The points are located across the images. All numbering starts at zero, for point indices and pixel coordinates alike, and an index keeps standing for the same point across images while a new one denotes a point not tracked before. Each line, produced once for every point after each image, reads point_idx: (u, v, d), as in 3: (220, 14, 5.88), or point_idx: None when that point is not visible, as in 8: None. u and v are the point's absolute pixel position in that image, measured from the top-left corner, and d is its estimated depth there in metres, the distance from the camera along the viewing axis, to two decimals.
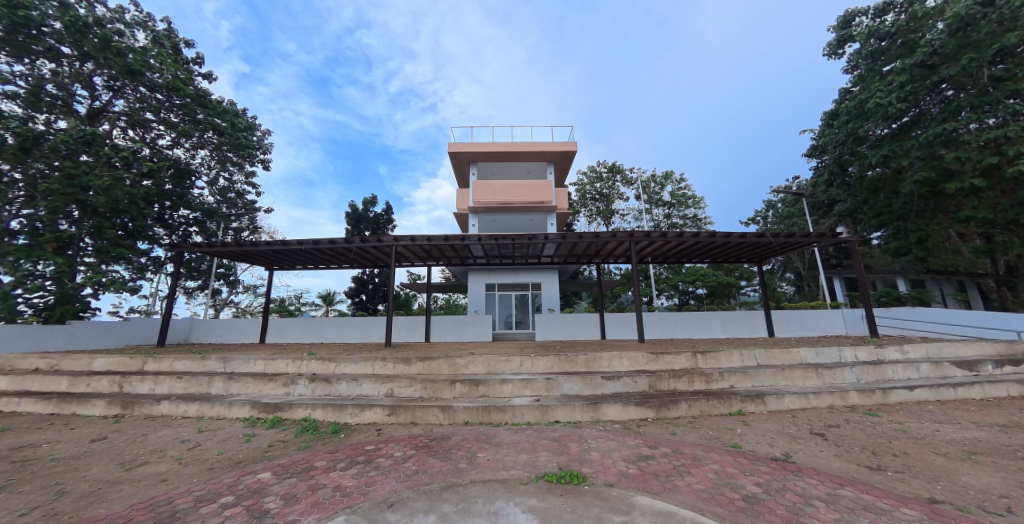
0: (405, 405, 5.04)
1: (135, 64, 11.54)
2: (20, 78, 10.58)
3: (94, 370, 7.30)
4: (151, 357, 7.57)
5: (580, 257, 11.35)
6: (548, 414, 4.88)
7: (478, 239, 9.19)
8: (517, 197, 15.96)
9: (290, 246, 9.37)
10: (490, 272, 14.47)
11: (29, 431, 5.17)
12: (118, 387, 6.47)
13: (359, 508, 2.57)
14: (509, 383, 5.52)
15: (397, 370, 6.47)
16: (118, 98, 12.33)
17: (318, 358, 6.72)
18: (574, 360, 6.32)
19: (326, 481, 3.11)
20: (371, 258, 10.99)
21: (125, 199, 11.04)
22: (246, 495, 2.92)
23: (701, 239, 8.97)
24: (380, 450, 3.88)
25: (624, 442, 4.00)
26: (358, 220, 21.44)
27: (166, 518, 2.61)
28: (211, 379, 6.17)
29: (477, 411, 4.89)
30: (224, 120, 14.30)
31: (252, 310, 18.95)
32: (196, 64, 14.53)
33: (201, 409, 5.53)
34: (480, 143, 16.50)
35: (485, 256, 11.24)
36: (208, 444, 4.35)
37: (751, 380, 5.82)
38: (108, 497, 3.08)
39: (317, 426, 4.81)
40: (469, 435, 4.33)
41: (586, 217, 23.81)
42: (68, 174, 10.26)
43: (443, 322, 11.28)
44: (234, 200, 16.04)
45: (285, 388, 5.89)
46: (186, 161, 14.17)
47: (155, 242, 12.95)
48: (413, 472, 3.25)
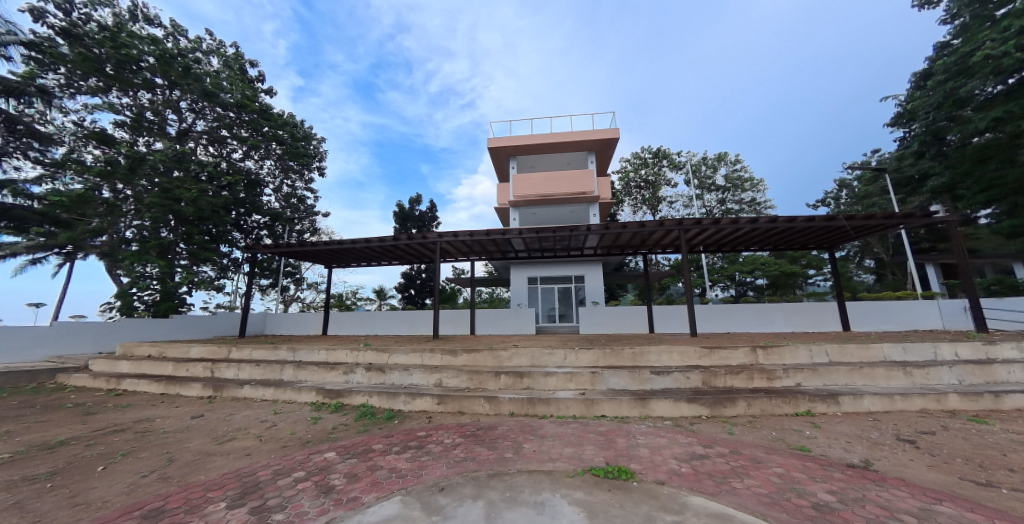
0: (453, 394, 5.24)
1: (211, 87, 13.04)
2: (126, 108, 12.37)
3: (190, 357, 8.46)
4: (233, 346, 8.57)
5: (625, 247, 10.97)
6: (593, 408, 4.81)
7: (519, 233, 9.14)
8: (557, 189, 15.77)
9: (344, 245, 10.03)
10: (532, 266, 14.43)
11: (144, 407, 6.13)
12: (209, 372, 7.43)
13: (413, 490, 2.74)
14: (553, 376, 5.52)
15: (444, 361, 6.73)
16: (200, 119, 13.96)
17: (372, 349, 7.21)
18: (619, 354, 6.17)
19: (383, 463, 3.34)
20: (417, 254, 11.47)
21: (207, 206, 12.54)
22: (314, 471, 3.24)
23: (760, 225, 8.23)
24: (430, 436, 4.07)
25: (675, 439, 3.83)
26: (405, 218, 22.44)
27: (251, 487, 2.97)
28: (282, 367, 6.86)
29: (522, 403, 4.96)
30: (285, 132, 15.69)
31: (314, 305, 20.67)
32: (260, 82, 16.05)
33: (276, 393, 6.17)
34: (518, 136, 16.46)
35: (527, 249, 11.27)
36: (282, 424, 4.86)
37: (821, 378, 5.27)
38: (206, 466, 3.57)
39: (373, 412, 5.17)
40: (515, 426, 4.41)
41: (630, 206, 22.97)
42: (164, 189, 11.82)
43: (487, 315, 11.54)
44: (296, 205, 17.52)
45: (344, 376, 6.40)
46: (256, 171, 15.74)
47: (234, 245, 14.62)
48: (461, 460, 3.36)
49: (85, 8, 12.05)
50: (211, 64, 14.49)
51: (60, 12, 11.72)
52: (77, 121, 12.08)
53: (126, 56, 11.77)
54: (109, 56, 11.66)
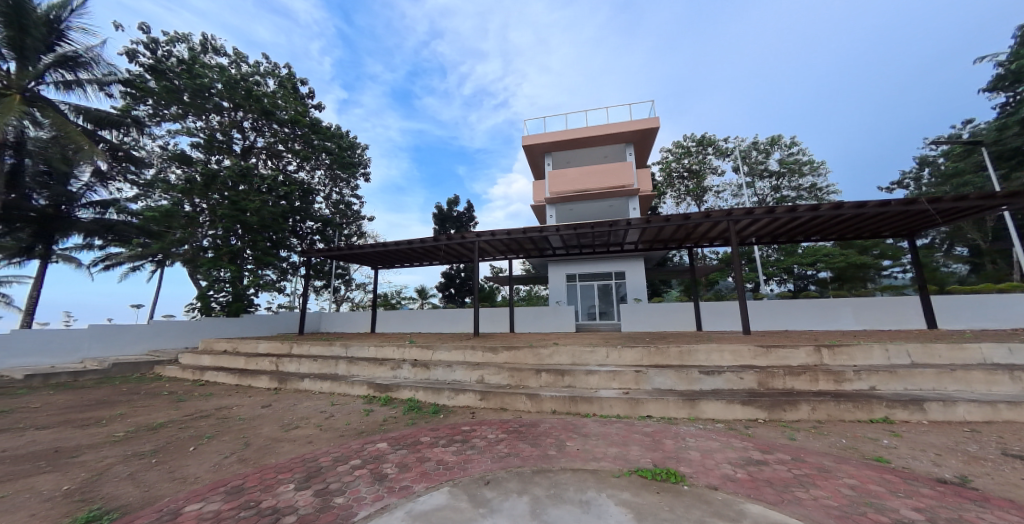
0: (495, 391, 5.34)
1: (269, 106, 14.24)
2: (200, 131, 13.90)
3: (259, 352, 9.36)
4: (294, 342, 9.36)
5: (668, 241, 10.50)
6: (637, 408, 4.68)
7: (557, 230, 9.07)
8: (594, 184, 15.43)
9: (388, 247, 10.53)
10: (570, 263, 14.25)
11: (223, 396, 6.88)
12: (275, 366, 8.17)
13: (459, 482, 2.83)
14: (595, 375, 5.43)
15: (485, 358, 6.86)
16: (260, 136, 15.33)
17: (416, 346, 7.52)
18: (664, 353, 5.93)
19: (430, 455, 3.48)
20: (456, 254, 11.77)
21: (268, 216, 13.75)
22: (368, 460, 3.45)
23: (822, 213, 7.51)
24: (474, 431, 4.19)
25: (728, 443, 3.62)
26: (444, 220, 23.10)
27: (314, 472, 3.23)
28: (337, 362, 7.37)
29: (564, 401, 4.94)
30: (333, 143, 16.80)
31: (363, 304, 21.95)
32: (310, 98, 17.28)
33: (332, 386, 6.64)
34: (553, 132, 16.30)
35: (564, 246, 11.17)
36: (338, 415, 5.22)
37: (902, 381, 4.71)
38: (275, 450, 3.94)
39: (420, 406, 5.40)
40: (557, 424, 4.40)
41: (673, 198, 21.93)
42: (232, 201, 13.12)
43: (526, 313, 11.59)
44: (345, 211, 18.69)
45: (392, 371, 6.75)
46: (309, 181, 16.98)
47: (291, 250, 15.84)
48: (505, 455, 3.42)
49: (166, 45, 13.71)
50: (269, 86, 15.85)
51: (147, 51, 13.43)
52: (163, 145, 13.76)
53: (200, 85, 13.22)
54: (186, 86, 13.16)
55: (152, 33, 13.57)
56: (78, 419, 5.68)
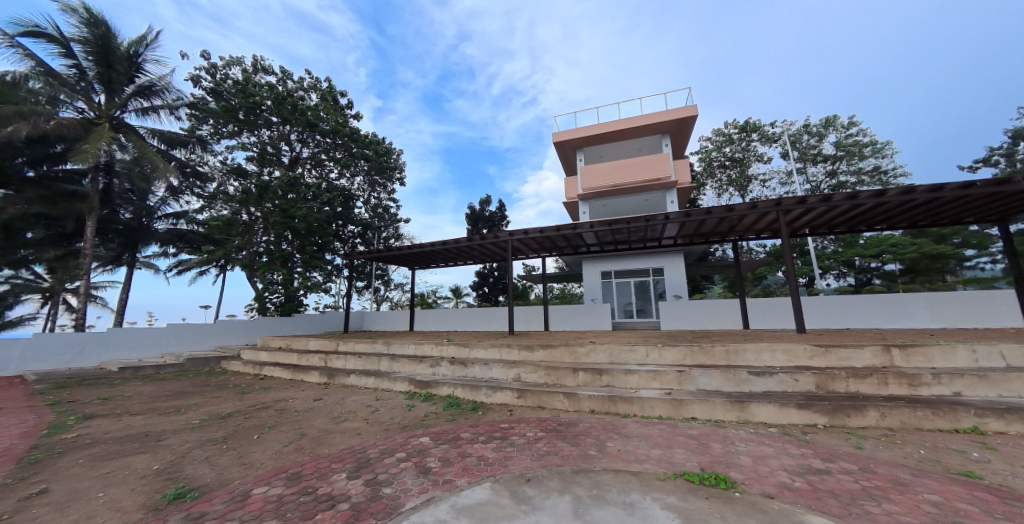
0: (532, 389, 5.35)
1: (312, 119, 15.19)
2: (253, 145, 15.10)
3: (310, 349, 10.03)
4: (340, 340, 9.92)
5: (710, 235, 9.96)
6: (681, 410, 4.49)
7: (590, 227, 8.89)
8: (628, 178, 14.98)
9: (425, 248, 10.85)
10: (605, 260, 13.95)
11: (280, 390, 7.45)
12: (324, 362, 8.70)
13: (501, 478, 2.87)
14: (634, 374, 5.27)
15: (521, 356, 6.89)
16: (305, 147, 16.38)
17: (454, 344, 7.69)
18: (709, 352, 5.65)
19: (471, 451, 3.56)
20: (490, 253, 11.90)
21: (313, 221, 14.68)
22: (412, 453, 3.59)
23: (889, 199, 6.79)
24: (513, 429, 4.22)
25: (784, 449, 3.38)
26: (476, 220, 23.44)
27: (363, 463, 3.42)
28: (380, 359, 7.72)
29: (603, 401, 4.85)
30: (370, 150, 17.57)
31: (401, 303, 22.82)
32: (349, 109, 18.19)
33: (376, 382, 6.97)
34: (584, 127, 16.00)
35: (599, 243, 10.95)
36: (383, 410, 5.48)
37: (993, 387, 4.15)
38: (327, 441, 4.21)
39: (459, 403, 5.53)
40: (596, 423, 4.33)
41: (713, 189, 20.80)
42: (283, 209, 14.15)
43: (560, 311, 11.50)
44: (383, 214, 19.47)
45: (431, 368, 6.96)
46: (349, 187, 17.90)
47: (335, 253, 16.77)
48: (545, 453, 3.42)
49: (224, 69, 15.02)
50: (312, 99, 16.88)
51: (207, 75, 14.77)
52: (222, 161, 15.07)
53: (252, 103, 14.35)
54: (241, 105, 14.34)
55: (211, 58, 14.93)
56: (161, 407, 6.40)
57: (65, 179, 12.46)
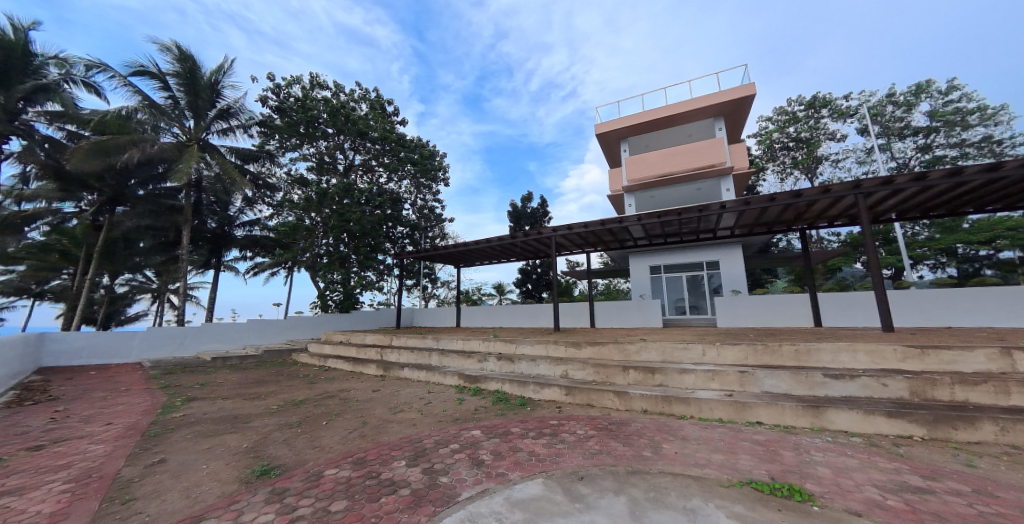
0: (581, 386, 5.27)
1: (362, 127, 16.20)
2: (313, 156, 16.40)
3: (367, 343, 10.75)
4: (394, 335, 10.50)
5: (773, 224, 9.10)
6: (744, 413, 4.18)
7: (638, 220, 8.53)
8: (677, 167, 14.16)
9: (470, 246, 11.11)
10: (654, 255, 13.27)
11: (343, 380, 8.07)
12: (380, 356, 9.26)
13: (553, 475, 2.87)
14: (690, 374, 4.99)
15: (568, 353, 6.82)
16: (358, 155, 17.50)
17: (500, 340, 7.81)
18: (775, 352, 5.19)
19: (522, 446, 3.60)
20: (533, 250, 11.90)
21: (366, 224, 15.68)
22: (465, 445, 3.71)
23: (1005, 174, 5.73)
24: (563, 426, 4.19)
25: (871, 462, 3.01)
26: (518, 217, 23.53)
27: (420, 452, 3.60)
28: (430, 354, 8.06)
29: (656, 401, 4.65)
30: (416, 153, 18.33)
31: (448, 300, 23.60)
32: (395, 115, 19.11)
33: (427, 375, 7.29)
34: (628, 116, 15.37)
35: (647, 236, 10.47)
36: (435, 402, 5.73)
37: None
38: (386, 429, 4.49)
39: (507, 398, 5.62)
40: (650, 424, 4.17)
41: (775, 174, 19.01)
42: (340, 213, 15.25)
43: (607, 308, 11.21)
44: (428, 215, 20.20)
45: (480, 363, 7.13)
46: (398, 190, 18.79)
47: (386, 253, 17.73)
48: (597, 452, 3.36)
49: (286, 88, 16.49)
50: (362, 109, 17.99)
51: (273, 95, 16.29)
52: (287, 172, 16.53)
53: (311, 117, 15.60)
54: (301, 119, 15.66)
55: (275, 79, 16.42)
56: (247, 393, 7.24)
57: (165, 196, 14.42)
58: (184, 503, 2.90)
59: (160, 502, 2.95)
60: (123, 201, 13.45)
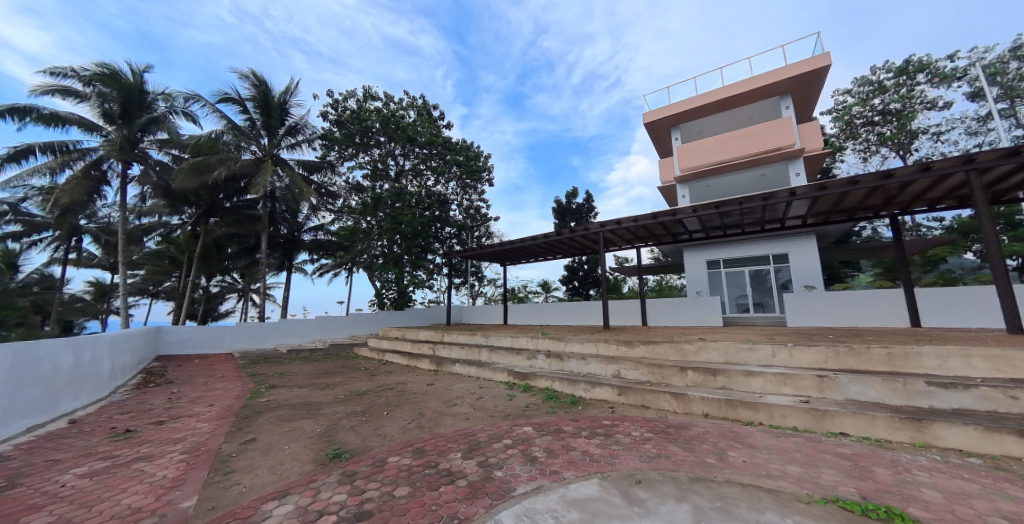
0: (634, 387, 5.09)
1: (411, 134, 17.01)
2: (368, 163, 17.51)
3: (420, 338, 11.30)
4: (444, 332, 10.91)
5: (856, 210, 8.02)
6: (824, 422, 3.75)
7: (692, 211, 8.00)
8: (737, 152, 13.06)
9: (515, 244, 11.19)
10: (710, 249, 12.35)
11: (400, 374, 8.57)
12: (432, 351, 9.68)
13: (609, 477, 2.80)
14: (758, 377, 4.59)
15: (620, 352, 6.61)
16: (407, 160, 18.37)
17: (549, 337, 7.78)
18: (862, 355, 4.59)
19: (575, 445, 3.56)
20: (580, 246, 11.69)
21: (417, 225, 16.45)
22: (518, 441, 3.76)
23: None
24: (617, 427, 4.07)
25: (998, 490, 2.53)
26: (563, 213, 23.19)
27: (474, 445, 3.71)
28: (480, 350, 8.27)
29: (719, 405, 4.34)
30: (462, 155, 18.85)
31: (495, 298, 24.01)
32: (441, 120, 19.78)
33: (478, 371, 7.48)
34: (680, 102, 14.46)
35: (703, 229, 9.78)
36: (487, 397, 5.87)
37: None
38: (442, 422, 4.68)
39: (558, 396, 5.59)
40: (713, 429, 3.90)
41: (858, 153, 16.81)
42: (393, 216, 16.15)
43: (660, 305, 10.68)
44: (474, 215, 20.58)
45: (529, 360, 7.17)
46: (445, 192, 19.43)
47: (435, 253, 18.44)
48: (654, 456, 3.22)
49: (343, 102, 17.80)
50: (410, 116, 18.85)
51: (332, 109, 17.64)
52: (345, 180, 17.81)
53: (365, 127, 16.69)
54: (357, 130, 16.84)
55: (334, 94, 17.75)
56: (318, 383, 7.98)
57: (247, 207, 16.28)
58: (272, 478, 3.28)
59: (253, 476, 3.36)
60: (215, 213, 15.47)
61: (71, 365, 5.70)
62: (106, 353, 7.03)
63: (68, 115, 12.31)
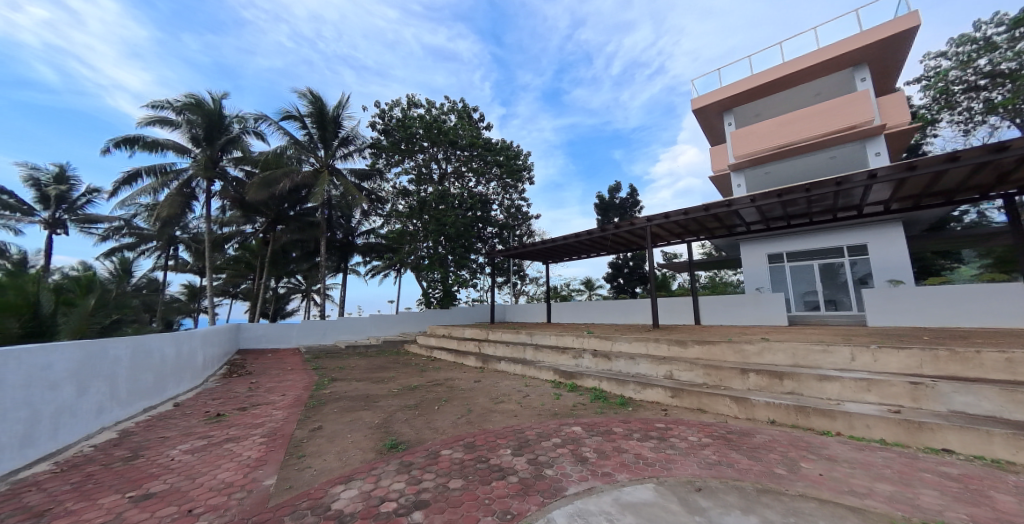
0: (689, 389, 4.83)
1: (453, 137, 17.51)
2: (413, 168, 18.28)
3: (466, 336, 11.62)
4: (488, 330, 11.12)
5: (958, 191, 6.88)
6: (921, 437, 3.28)
7: (751, 201, 7.38)
8: (802, 134, 11.82)
9: (557, 242, 11.09)
10: (772, 241, 11.31)
11: (448, 370, 8.88)
12: (478, 349, 9.90)
13: (665, 482, 2.68)
14: (834, 382, 4.13)
15: (672, 352, 6.29)
16: (450, 163, 18.93)
17: (595, 336, 7.62)
18: (971, 361, 3.93)
19: (627, 447, 3.46)
20: (625, 242, 11.30)
21: (460, 226, 16.89)
22: (567, 440, 3.73)
23: None
24: (671, 430, 3.89)
25: None
26: (606, 209, 22.55)
27: (523, 442, 3.74)
28: (525, 348, 8.31)
29: (787, 411, 3.99)
30: (502, 155, 19.04)
31: (537, 296, 23.99)
32: (481, 121, 20.11)
33: (524, 369, 7.53)
34: (733, 84, 13.41)
35: (763, 220, 8.98)
36: (533, 396, 5.89)
37: None
38: (490, 418, 4.78)
39: (606, 396, 5.47)
40: (782, 437, 3.58)
41: (957, 125, 14.49)
42: (438, 219, 16.77)
43: (714, 303, 10.02)
44: (516, 214, 20.64)
45: (574, 359, 7.08)
46: (486, 192, 19.73)
47: (478, 253, 18.82)
48: (715, 463, 3.03)
49: (389, 111, 18.74)
50: (452, 120, 19.39)
51: (380, 119, 18.64)
52: (393, 185, 18.73)
53: (410, 134, 17.44)
54: (402, 138, 17.64)
55: (380, 105, 18.73)
56: (373, 377, 8.51)
57: (307, 214, 17.75)
58: (339, 464, 3.57)
59: (322, 460, 3.67)
60: (281, 221, 17.07)
61: (173, 356, 6.61)
62: (199, 346, 8.06)
63: (164, 141, 14.24)
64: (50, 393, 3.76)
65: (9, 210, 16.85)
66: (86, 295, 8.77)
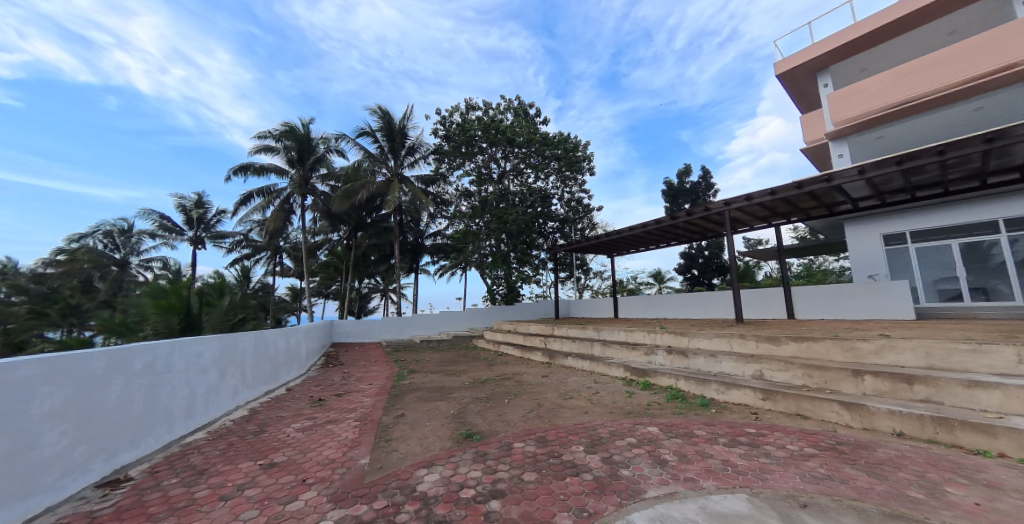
0: (785, 391, 4.29)
1: (510, 136, 17.69)
2: (473, 169, 18.88)
3: (532, 331, 11.74)
4: (554, 325, 11.08)
5: None
6: None
7: (860, 173, 6.24)
8: (931, 85, 9.65)
9: (623, 234, 10.60)
10: (890, 219, 9.40)
11: (515, 365, 9.03)
12: (545, 344, 9.93)
13: (761, 494, 2.41)
14: (993, 392, 3.28)
15: (761, 349, 5.63)
16: (509, 161, 19.17)
17: (669, 331, 7.15)
18: None
19: (712, 452, 3.18)
20: (699, 229, 10.36)
21: (520, 222, 17.07)
22: (643, 441, 3.55)
23: None
24: (765, 437, 3.48)
25: None
26: (676, 195, 20.93)
27: (596, 440, 3.66)
28: (593, 344, 8.11)
29: (921, 422, 3.30)
30: (561, 149, 18.75)
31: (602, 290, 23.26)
32: (538, 117, 19.98)
33: (592, 365, 7.35)
34: (831, 38, 11.43)
35: (878, 194, 7.53)
36: (604, 393, 5.72)
37: None
38: (560, 414, 4.76)
39: (684, 396, 5.10)
40: (916, 455, 2.97)
41: None
42: (500, 217, 17.12)
43: (813, 294, 8.72)
44: (577, 207, 20.16)
45: (646, 356, 6.71)
46: (546, 188, 19.58)
47: (539, 248, 18.82)
48: (824, 477, 2.63)
49: (449, 116, 19.56)
50: (508, 118, 19.59)
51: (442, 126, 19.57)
52: (455, 188, 19.55)
53: (469, 137, 18.01)
54: (462, 141, 18.28)
55: (441, 112, 19.61)
56: (447, 370, 9.04)
57: (382, 220, 19.40)
58: (421, 449, 3.86)
59: (407, 445, 4.00)
60: (362, 228, 18.93)
61: (284, 348, 7.75)
62: (302, 340, 9.32)
63: (268, 165, 16.67)
64: (201, 376, 4.67)
65: (167, 232, 21.22)
66: (220, 297, 10.69)
